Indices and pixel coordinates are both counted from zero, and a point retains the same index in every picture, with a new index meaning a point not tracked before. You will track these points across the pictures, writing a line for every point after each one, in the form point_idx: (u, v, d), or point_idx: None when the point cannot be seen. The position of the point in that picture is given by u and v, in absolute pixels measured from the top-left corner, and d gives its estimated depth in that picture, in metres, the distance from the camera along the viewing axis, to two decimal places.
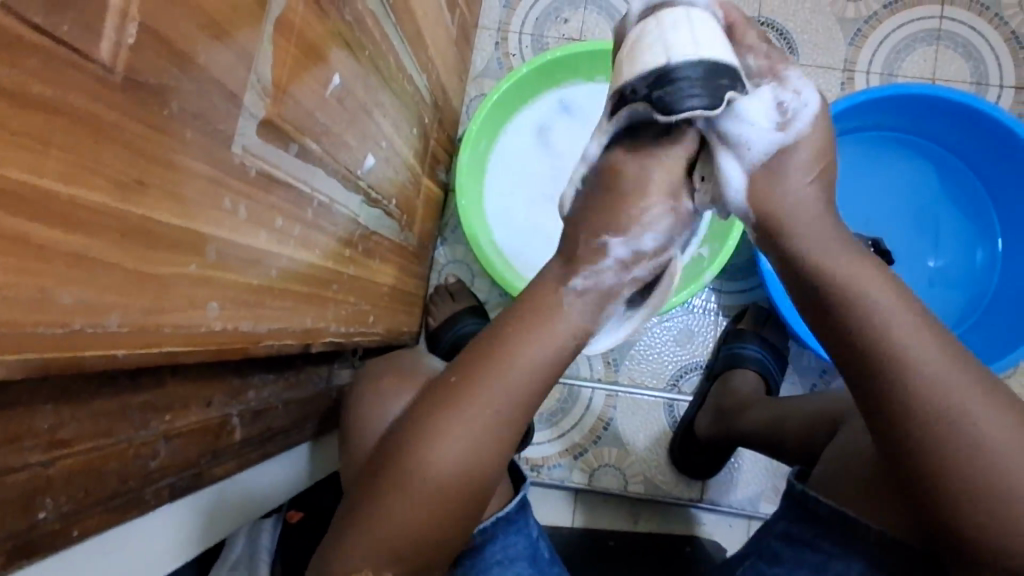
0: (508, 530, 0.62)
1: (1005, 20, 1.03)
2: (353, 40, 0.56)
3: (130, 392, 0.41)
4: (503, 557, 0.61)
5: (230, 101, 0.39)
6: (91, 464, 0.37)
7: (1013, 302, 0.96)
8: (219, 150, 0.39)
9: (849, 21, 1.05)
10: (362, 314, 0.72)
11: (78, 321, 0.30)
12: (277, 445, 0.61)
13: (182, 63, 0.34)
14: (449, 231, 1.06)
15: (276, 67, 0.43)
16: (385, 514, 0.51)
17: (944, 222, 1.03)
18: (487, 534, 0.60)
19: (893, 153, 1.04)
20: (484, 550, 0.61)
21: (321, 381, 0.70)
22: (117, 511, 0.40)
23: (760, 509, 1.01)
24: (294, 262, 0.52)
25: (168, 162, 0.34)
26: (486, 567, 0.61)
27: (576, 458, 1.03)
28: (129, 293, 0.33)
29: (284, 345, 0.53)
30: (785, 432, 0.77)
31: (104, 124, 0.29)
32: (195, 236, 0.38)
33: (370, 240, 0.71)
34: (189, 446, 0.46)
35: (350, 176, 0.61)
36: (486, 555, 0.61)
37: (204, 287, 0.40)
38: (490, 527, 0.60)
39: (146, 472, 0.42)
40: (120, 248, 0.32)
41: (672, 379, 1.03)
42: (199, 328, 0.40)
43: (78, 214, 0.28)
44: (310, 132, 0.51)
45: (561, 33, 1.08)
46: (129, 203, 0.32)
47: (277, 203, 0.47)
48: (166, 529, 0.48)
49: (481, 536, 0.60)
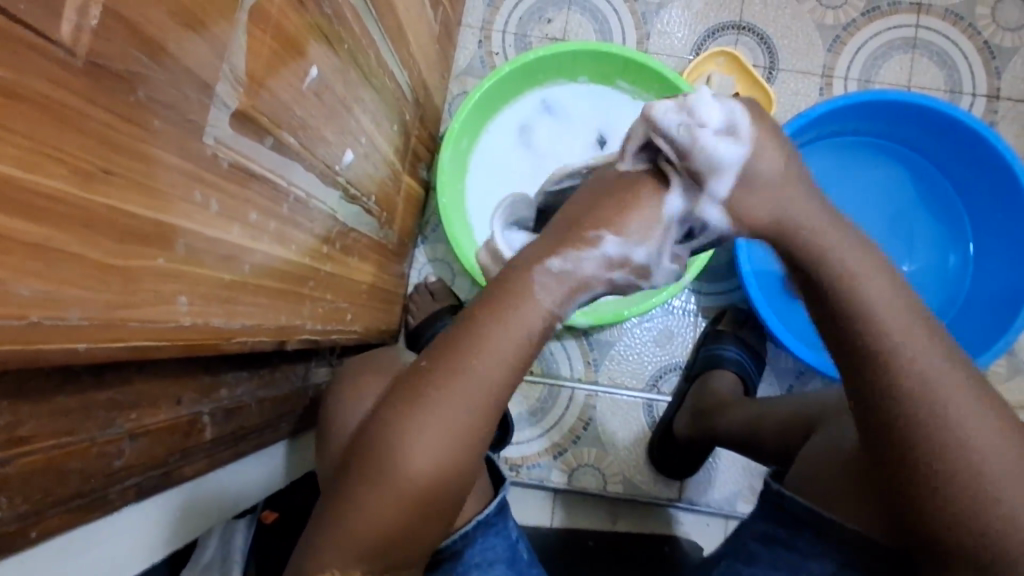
0: (487, 533, 0.61)
1: (978, 30, 1.05)
2: (333, 34, 0.55)
3: (94, 389, 0.40)
4: (481, 560, 0.61)
5: (203, 92, 0.38)
6: (51, 462, 0.36)
7: (982, 306, 0.97)
8: (191, 142, 0.38)
9: (828, 28, 1.06)
10: (339, 311, 0.71)
11: (37, 314, 0.29)
12: (250, 444, 0.60)
13: (153, 51, 0.33)
14: (430, 230, 1.05)
15: (251, 58, 0.42)
16: (363, 509, 0.51)
17: (917, 227, 1.05)
18: (466, 539, 0.60)
19: (870, 159, 1.05)
20: (462, 555, 0.60)
21: (297, 380, 0.69)
22: (78, 512, 0.38)
23: (737, 509, 1.02)
24: (269, 257, 0.51)
25: (137, 153, 0.33)
26: (465, 570, 0.61)
27: (556, 458, 1.03)
28: (93, 285, 0.32)
29: (258, 342, 0.52)
30: (762, 433, 0.78)
31: (67, 110, 0.28)
32: (164, 229, 0.37)
33: (348, 237, 0.70)
34: (156, 444, 0.45)
35: (328, 172, 0.60)
36: (463, 560, 0.61)
37: (173, 281, 0.39)
38: (469, 532, 0.60)
39: (111, 471, 0.40)
40: (85, 240, 0.30)
41: (652, 379, 1.04)
42: (167, 323, 0.39)
43: (38, 202, 0.27)
44: (287, 126, 0.50)
45: (544, 33, 1.08)
46: (94, 193, 0.30)
47: (251, 196, 0.46)
48: (132, 529, 0.47)
49: (460, 539, 0.60)
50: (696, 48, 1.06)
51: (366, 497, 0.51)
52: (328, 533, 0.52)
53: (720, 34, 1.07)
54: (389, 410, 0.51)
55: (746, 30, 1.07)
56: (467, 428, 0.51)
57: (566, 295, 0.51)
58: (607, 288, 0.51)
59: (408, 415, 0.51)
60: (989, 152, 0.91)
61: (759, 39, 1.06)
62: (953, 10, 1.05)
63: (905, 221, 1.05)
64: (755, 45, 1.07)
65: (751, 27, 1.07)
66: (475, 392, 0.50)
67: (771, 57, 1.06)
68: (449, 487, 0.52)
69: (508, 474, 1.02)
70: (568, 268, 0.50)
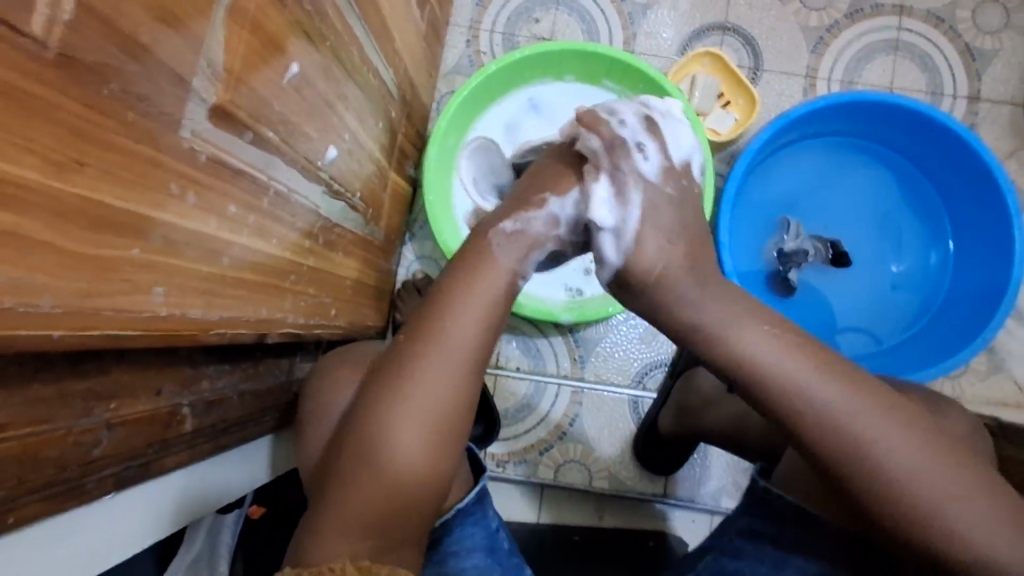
0: (465, 522, 0.62)
1: (959, 33, 1.07)
2: (314, 31, 0.56)
3: (71, 378, 0.40)
4: (460, 548, 0.62)
5: (178, 86, 0.38)
6: (26, 449, 0.36)
7: (962, 303, 0.99)
8: (165, 135, 0.38)
9: (812, 29, 1.08)
10: (323, 306, 0.72)
11: (10, 300, 0.30)
12: (232, 437, 0.60)
13: (125, 44, 0.33)
14: (417, 227, 1.06)
15: (228, 54, 0.43)
16: (345, 502, 0.52)
17: (899, 227, 1.06)
18: (445, 527, 0.61)
19: (854, 159, 1.07)
20: (442, 542, 0.61)
21: (281, 374, 0.70)
22: (53, 500, 0.39)
23: (722, 504, 1.03)
24: (249, 252, 0.52)
25: (109, 144, 0.34)
26: (443, 558, 0.61)
27: (542, 454, 1.04)
28: (64, 275, 0.32)
29: (237, 334, 0.53)
30: (747, 427, 0.79)
31: (36, 101, 0.28)
32: (139, 220, 0.37)
33: (332, 232, 0.70)
34: (134, 435, 0.45)
35: (310, 168, 0.61)
36: (443, 548, 0.61)
37: (148, 272, 0.39)
38: (448, 520, 0.61)
39: (88, 460, 0.41)
40: (56, 230, 0.31)
41: (638, 376, 1.05)
42: (143, 313, 0.39)
43: (10, 190, 0.28)
44: (267, 121, 0.50)
45: (532, 32, 1.09)
46: (64, 182, 0.31)
47: (230, 190, 0.47)
48: (111, 519, 0.47)
49: (439, 527, 0.60)
50: (682, 49, 1.08)
51: (348, 488, 0.52)
52: (313, 521, 0.52)
53: (706, 35, 1.08)
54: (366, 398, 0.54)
55: (731, 31, 1.08)
56: (440, 415, 0.53)
57: (522, 253, 0.57)
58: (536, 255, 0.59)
59: (398, 403, 0.52)
60: (967, 151, 0.93)
61: (743, 40, 1.08)
62: (935, 12, 1.07)
63: (887, 220, 1.06)
64: (739, 46, 1.08)
65: (735, 28, 1.08)
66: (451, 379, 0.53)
67: (755, 58, 1.08)
68: (429, 477, 0.53)
69: (494, 469, 1.03)
70: (519, 228, 0.58)
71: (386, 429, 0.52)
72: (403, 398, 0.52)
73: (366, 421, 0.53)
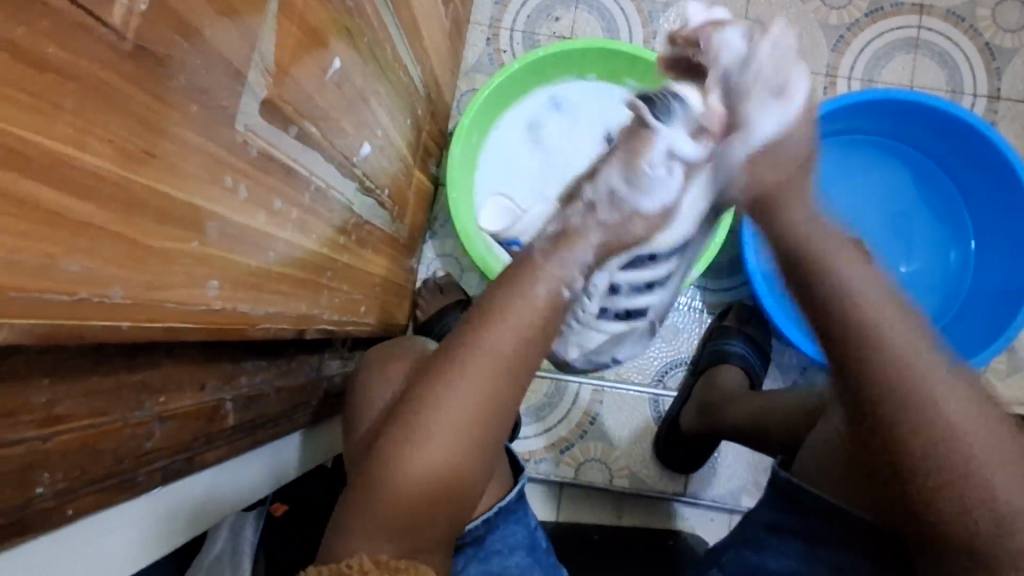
0: (507, 520, 0.62)
1: (979, 32, 1.06)
2: (353, 27, 0.56)
3: (125, 371, 0.40)
4: (502, 546, 0.62)
5: (234, 79, 0.38)
6: (86, 441, 0.36)
7: (984, 302, 0.99)
8: (222, 127, 0.38)
9: (833, 27, 1.07)
10: (354, 303, 0.72)
11: (82, 291, 0.30)
12: (267, 433, 0.60)
13: (189, 34, 0.33)
14: (438, 225, 1.06)
15: (278, 48, 0.43)
16: (384, 496, 0.52)
17: (920, 227, 1.06)
18: (487, 525, 0.61)
19: (875, 157, 1.06)
20: (484, 540, 0.61)
21: (312, 371, 0.70)
22: (109, 493, 0.39)
23: (742, 503, 1.03)
24: (291, 246, 0.52)
25: (172, 136, 0.33)
26: (486, 556, 0.61)
27: (562, 452, 1.04)
28: (131, 266, 0.32)
29: (279, 329, 0.53)
30: (767, 426, 0.79)
31: (111, 90, 0.28)
32: (197, 213, 0.37)
33: (363, 229, 0.70)
34: (182, 428, 0.45)
35: (346, 163, 0.61)
36: (485, 546, 0.61)
37: (204, 265, 0.39)
38: (490, 517, 0.61)
39: (140, 453, 0.41)
40: (123, 220, 0.31)
41: (658, 374, 1.05)
42: (198, 306, 0.39)
43: (86, 180, 0.28)
44: (309, 116, 0.50)
45: (552, 31, 1.09)
46: (133, 173, 0.31)
47: (275, 184, 0.47)
48: (152, 514, 0.47)
49: (482, 525, 0.60)
50: None
51: (384, 482, 0.52)
52: (353, 516, 0.53)
53: None
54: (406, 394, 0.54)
55: None
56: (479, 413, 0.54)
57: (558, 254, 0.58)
58: (600, 235, 0.60)
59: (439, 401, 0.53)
60: (989, 149, 0.92)
61: None
62: (955, 11, 1.07)
63: (909, 220, 1.06)
64: None
65: (757, 26, 1.08)
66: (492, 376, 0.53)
67: None
68: (464, 473, 0.54)
69: None
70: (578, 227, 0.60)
71: (427, 424, 0.53)
72: (445, 393, 0.53)
73: (408, 415, 0.53)
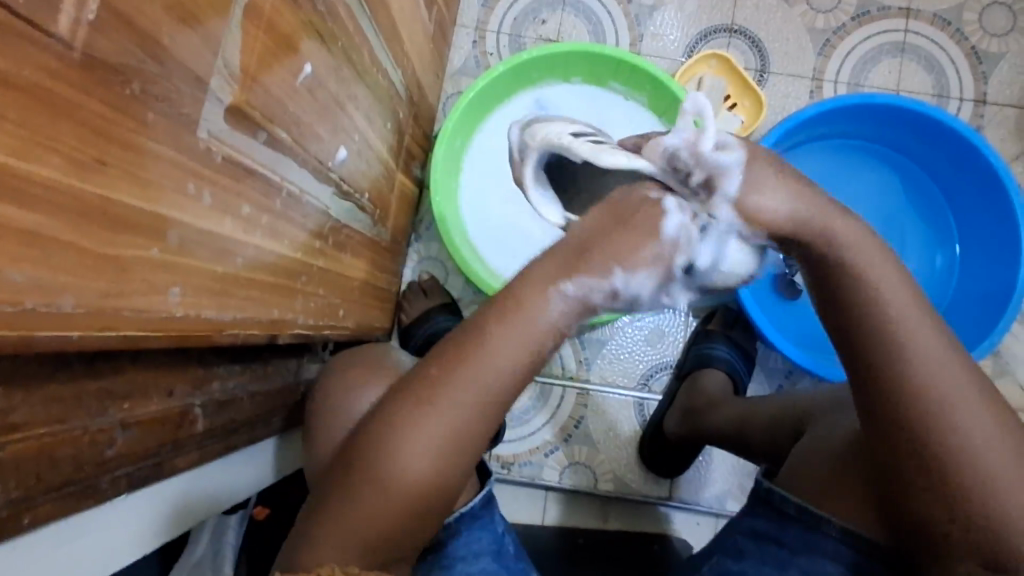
0: (472, 526, 0.62)
1: (965, 36, 1.07)
2: (326, 31, 0.55)
3: (87, 378, 0.40)
4: (467, 552, 0.62)
5: (195, 85, 0.38)
6: (44, 449, 0.36)
7: (966, 307, 0.99)
8: (184, 134, 0.38)
9: (819, 31, 1.08)
10: (332, 307, 0.72)
11: (31, 300, 0.30)
12: (240, 437, 0.60)
13: (146, 44, 0.33)
14: (423, 228, 1.06)
15: (244, 54, 0.43)
16: (365, 505, 0.51)
17: (904, 231, 1.06)
18: (451, 530, 0.61)
19: (861, 162, 1.07)
20: (447, 546, 0.61)
21: (288, 375, 0.70)
22: (71, 500, 0.39)
23: (727, 507, 1.03)
24: (262, 252, 0.52)
25: (129, 145, 0.33)
26: (450, 563, 0.61)
27: (547, 455, 1.04)
28: (85, 275, 0.32)
29: (250, 335, 0.53)
30: (749, 432, 0.79)
31: (61, 99, 0.28)
32: (157, 221, 0.37)
33: (341, 233, 0.70)
34: (147, 435, 0.45)
35: (321, 168, 0.61)
36: (448, 552, 0.61)
37: (165, 272, 0.39)
38: (453, 523, 0.61)
39: (102, 460, 0.41)
40: (78, 229, 0.31)
41: (643, 378, 1.05)
42: (160, 314, 0.39)
43: (33, 189, 0.28)
44: (280, 121, 0.50)
45: (538, 34, 1.09)
46: (86, 182, 0.31)
47: (243, 189, 0.47)
48: (122, 521, 0.46)
49: (444, 530, 0.60)
50: (688, 51, 1.08)
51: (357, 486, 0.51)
52: (335, 526, 0.51)
53: (712, 37, 1.08)
54: (384, 410, 0.52)
55: (738, 33, 1.08)
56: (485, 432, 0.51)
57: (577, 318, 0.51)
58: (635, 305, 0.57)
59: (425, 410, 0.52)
60: (973, 154, 0.93)
61: (749, 42, 1.08)
62: (942, 15, 1.07)
63: (892, 224, 1.06)
64: (746, 48, 1.08)
65: (742, 31, 1.08)
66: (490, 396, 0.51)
67: (761, 60, 1.08)
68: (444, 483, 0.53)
69: (499, 471, 1.03)
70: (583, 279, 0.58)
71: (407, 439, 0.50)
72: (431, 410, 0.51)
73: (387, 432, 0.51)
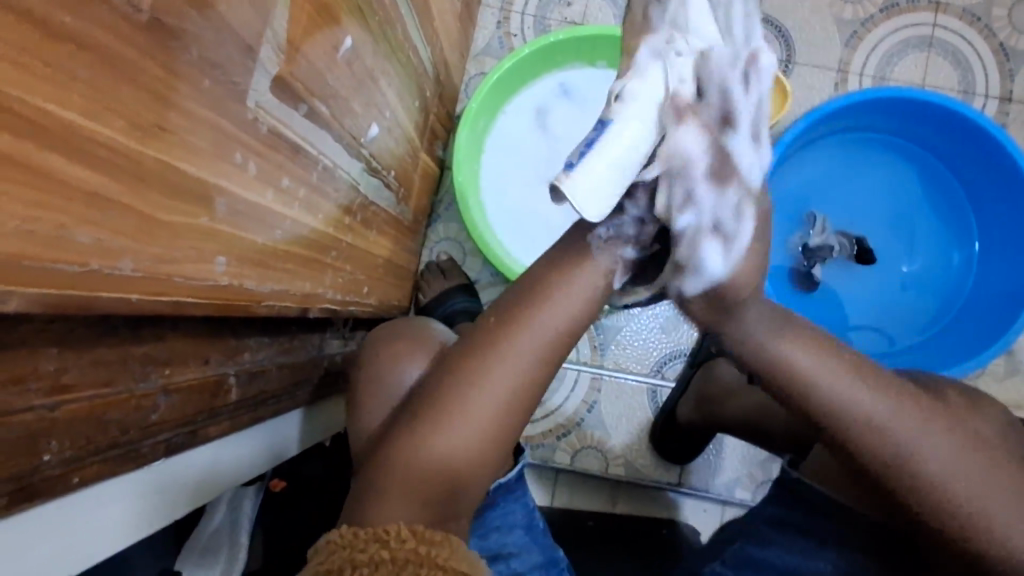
0: (508, 498, 0.63)
1: (994, 31, 1.05)
2: (365, 5, 0.55)
3: (131, 343, 0.41)
4: (501, 523, 0.63)
5: (245, 54, 0.38)
6: (94, 411, 0.37)
7: (983, 307, 0.99)
8: (234, 102, 0.38)
9: (847, 23, 1.06)
10: (356, 283, 0.72)
11: (94, 262, 0.30)
12: (269, 409, 0.60)
13: (204, 10, 0.33)
14: (442, 208, 1.06)
15: (290, 23, 0.43)
16: (398, 479, 0.51)
17: (920, 228, 1.06)
18: (490, 499, 0.61)
19: (882, 156, 1.06)
20: (485, 513, 0.62)
21: (313, 350, 0.70)
22: (114, 462, 0.39)
23: (735, 495, 1.03)
24: (298, 225, 0.52)
25: (185, 110, 0.33)
26: (485, 531, 0.62)
27: (560, 438, 1.04)
28: (142, 239, 0.33)
29: (284, 307, 0.53)
30: (771, 419, 0.79)
31: (124, 61, 0.28)
32: (206, 188, 0.37)
33: (367, 210, 0.70)
34: (187, 402, 0.46)
35: (354, 143, 0.61)
36: (485, 520, 0.62)
37: (212, 241, 0.39)
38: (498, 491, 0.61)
39: (145, 424, 0.41)
40: (136, 194, 0.31)
41: (657, 365, 1.05)
42: (205, 281, 0.40)
43: (100, 152, 0.28)
44: (319, 94, 0.50)
45: (563, 16, 1.08)
46: (145, 147, 0.31)
47: (283, 161, 0.47)
48: (160, 483, 0.47)
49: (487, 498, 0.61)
50: None
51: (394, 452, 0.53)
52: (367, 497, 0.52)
53: None
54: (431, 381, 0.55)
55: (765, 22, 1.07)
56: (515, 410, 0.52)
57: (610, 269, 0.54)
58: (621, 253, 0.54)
59: (460, 388, 0.52)
60: (999, 151, 0.92)
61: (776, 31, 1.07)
62: (970, 10, 1.06)
63: (908, 220, 1.06)
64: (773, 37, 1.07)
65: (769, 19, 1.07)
66: (524, 374, 0.52)
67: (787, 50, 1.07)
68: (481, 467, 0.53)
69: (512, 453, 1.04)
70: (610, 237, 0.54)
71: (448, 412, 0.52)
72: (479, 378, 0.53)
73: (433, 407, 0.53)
